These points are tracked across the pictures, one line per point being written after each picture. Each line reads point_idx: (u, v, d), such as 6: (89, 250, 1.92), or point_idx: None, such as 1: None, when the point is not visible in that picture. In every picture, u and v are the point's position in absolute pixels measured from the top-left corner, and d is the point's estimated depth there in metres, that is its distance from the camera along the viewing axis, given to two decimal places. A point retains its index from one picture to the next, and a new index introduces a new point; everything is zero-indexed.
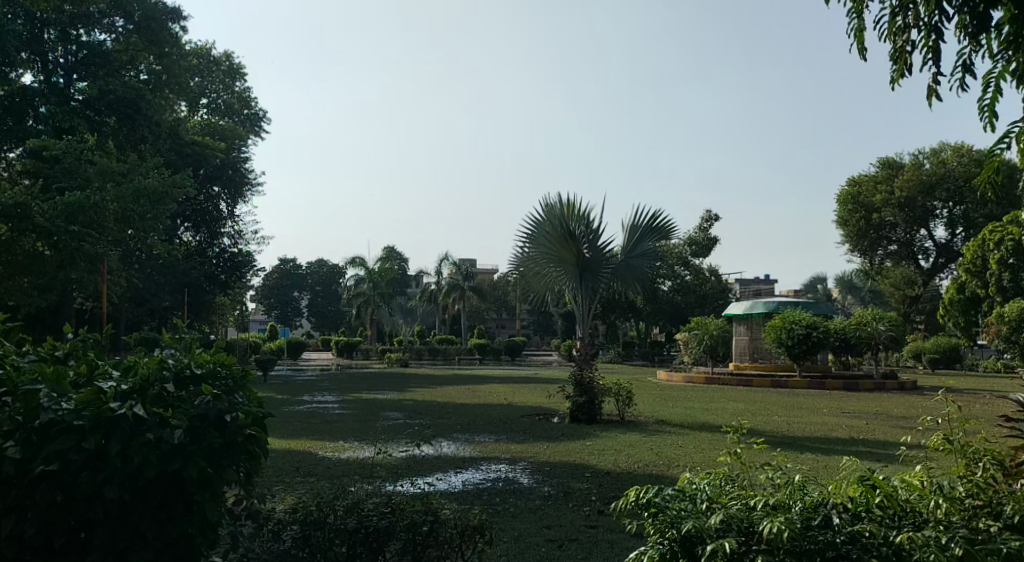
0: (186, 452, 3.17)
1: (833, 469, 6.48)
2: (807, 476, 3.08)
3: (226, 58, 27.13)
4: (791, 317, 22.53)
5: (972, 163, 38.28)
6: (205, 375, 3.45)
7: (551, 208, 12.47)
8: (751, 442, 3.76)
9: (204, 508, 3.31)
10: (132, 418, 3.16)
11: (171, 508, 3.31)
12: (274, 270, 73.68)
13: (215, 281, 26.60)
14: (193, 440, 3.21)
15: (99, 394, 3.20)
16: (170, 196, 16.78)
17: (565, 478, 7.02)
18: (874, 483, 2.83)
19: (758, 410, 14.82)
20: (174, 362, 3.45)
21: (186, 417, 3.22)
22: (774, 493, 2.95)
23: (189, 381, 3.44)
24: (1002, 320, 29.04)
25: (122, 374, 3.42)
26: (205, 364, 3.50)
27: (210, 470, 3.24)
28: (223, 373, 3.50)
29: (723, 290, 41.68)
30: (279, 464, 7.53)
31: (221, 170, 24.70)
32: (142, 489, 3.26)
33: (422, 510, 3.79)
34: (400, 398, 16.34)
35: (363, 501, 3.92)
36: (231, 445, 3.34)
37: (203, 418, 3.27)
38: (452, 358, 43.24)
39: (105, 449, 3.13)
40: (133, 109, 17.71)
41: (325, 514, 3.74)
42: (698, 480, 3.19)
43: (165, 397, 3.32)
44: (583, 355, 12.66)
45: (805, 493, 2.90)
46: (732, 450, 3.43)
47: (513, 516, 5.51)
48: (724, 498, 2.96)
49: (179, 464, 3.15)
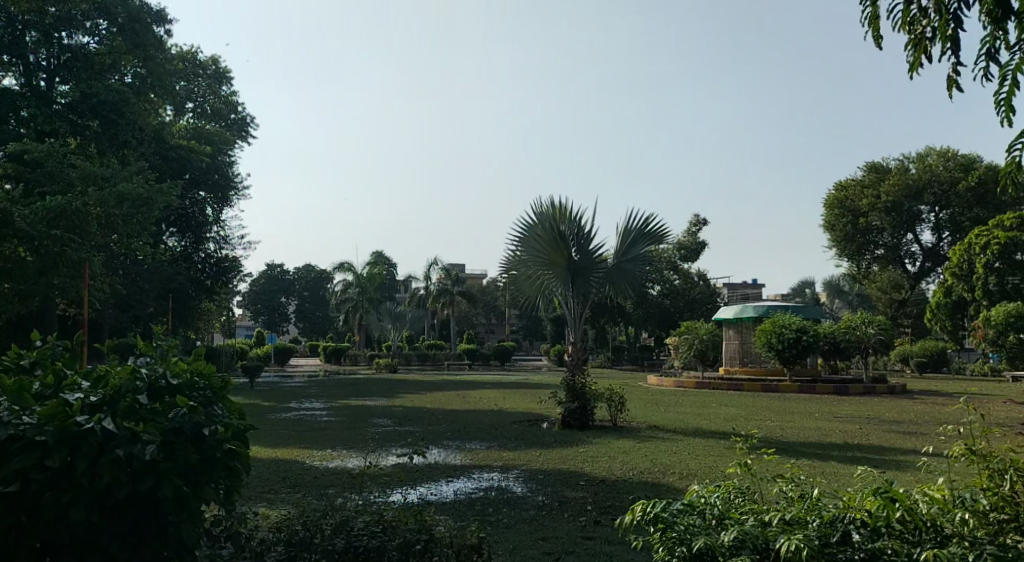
0: (159, 470, 3.01)
1: (831, 476, 6.36)
2: (821, 488, 2.96)
3: (212, 62, 26.90)
4: (781, 321, 22.48)
5: (957, 167, 38.52)
6: (182, 385, 3.28)
7: (542, 211, 12.31)
8: (761, 453, 3.63)
9: (180, 530, 3.12)
10: (101, 432, 2.99)
11: (142, 530, 3.13)
12: (261, 275, 73.11)
13: (201, 286, 26.28)
14: (167, 456, 3.03)
15: (65, 407, 3.02)
16: (155, 202, 16.46)
17: (559, 487, 6.85)
18: (895, 496, 2.71)
19: (751, 415, 14.68)
20: (148, 372, 3.27)
21: (160, 432, 3.03)
22: (788, 508, 2.84)
23: (163, 392, 3.26)
24: (988, 323, 29.14)
25: (92, 384, 3.23)
26: (182, 373, 3.32)
27: (185, 489, 3.07)
28: (199, 383, 3.33)
29: (712, 294, 41.63)
30: (266, 474, 7.34)
31: (207, 175, 24.40)
32: (111, 510, 3.08)
33: (416, 529, 3.67)
34: (389, 405, 16.13)
35: (352, 519, 3.79)
36: (209, 462, 3.17)
37: (178, 433, 3.09)
38: (440, 364, 43.00)
39: (71, 467, 2.97)
40: (117, 113, 17.44)
41: (311, 535, 3.63)
42: (706, 493, 3.06)
43: (137, 409, 3.12)
44: (574, 361, 12.50)
45: (821, 507, 2.77)
46: (740, 461, 3.29)
47: (507, 528, 5.35)
48: (735, 513, 2.84)
49: (152, 483, 2.98)
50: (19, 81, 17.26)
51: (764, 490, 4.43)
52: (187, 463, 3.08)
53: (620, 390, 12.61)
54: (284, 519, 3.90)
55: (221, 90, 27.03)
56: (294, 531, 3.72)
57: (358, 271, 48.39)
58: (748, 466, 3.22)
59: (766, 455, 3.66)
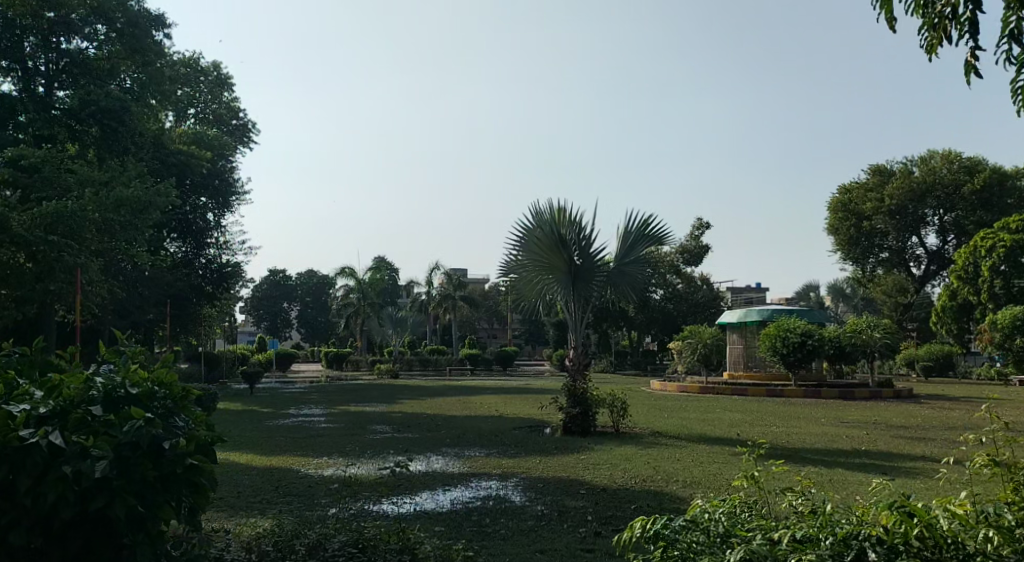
0: (112, 488, 2.91)
1: (840, 487, 6.18)
2: (835, 503, 2.77)
3: (214, 68, 26.76)
4: (785, 325, 22.27)
5: (962, 170, 38.25)
6: (140, 397, 3.13)
7: (540, 215, 12.15)
8: (769, 464, 3.45)
9: (138, 552, 3.00)
10: (47, 447, 2.90)
11: (97, 549, 3.07)
12: (262, 282, 73.07)
13: (201, 292, 26.15)
14: (122, 473, 2.93)
15: (8, 420, 2.94)
16: (155, 206, 16.23)
17: (558, 496, 6.67)
18: (909, 509, 2.55)
19: (755, 420, 14.48)
20: (104, 382, 3.13)
21: (112, 447, 2.91)
22: (799, 523, 2.66)
23: (121, 402, 3.12)
24: (995, 327, 28.89)
25: (45, 394, 3.10)
26: (141, 383, 3.18)
27: (141, 509, 2.96)
28: (159, 392, 3.19)
29: (715, 298, 41.42)
30: (258, 483, 7.14)
31: (208, 180, 24.26)
32: (61, 533, 3.04)
33: (398, 548, 3.94)
34: (389, 411, 15.96)
35: (325, 540, 4.08)
36: (169, 479, 3.05)
37: (134, 448, 2.96)
38: (443, 369, 42.80)
39: (13, 485, 2.92)
40: (115, 120, 17.13)
41: (283, 555, 3.96)
42: (710, 509, 2.86)
43: (90, 422, 2.99)
44: (576, 365, 12.31)
45: (833, 523, 2.58)
46: (746, 473, 3.12)
47: (504, 540, 5.16)
48: (744, 531, 2.65)
49: (105, 501, 2.89)
50: (17, 87, 17.19)
51: (772, 503, 4.26)
52: (144, 481, 2.97)
53: (622, 396, 12.43)
54: (256, 540, 4.15)
55: (223, 96, 26.87)
56: (267, 551, 4.01)
57: (359, 277, 48.22)
58: (754, 479, 3.05)
59: (772, 467, 3.52)
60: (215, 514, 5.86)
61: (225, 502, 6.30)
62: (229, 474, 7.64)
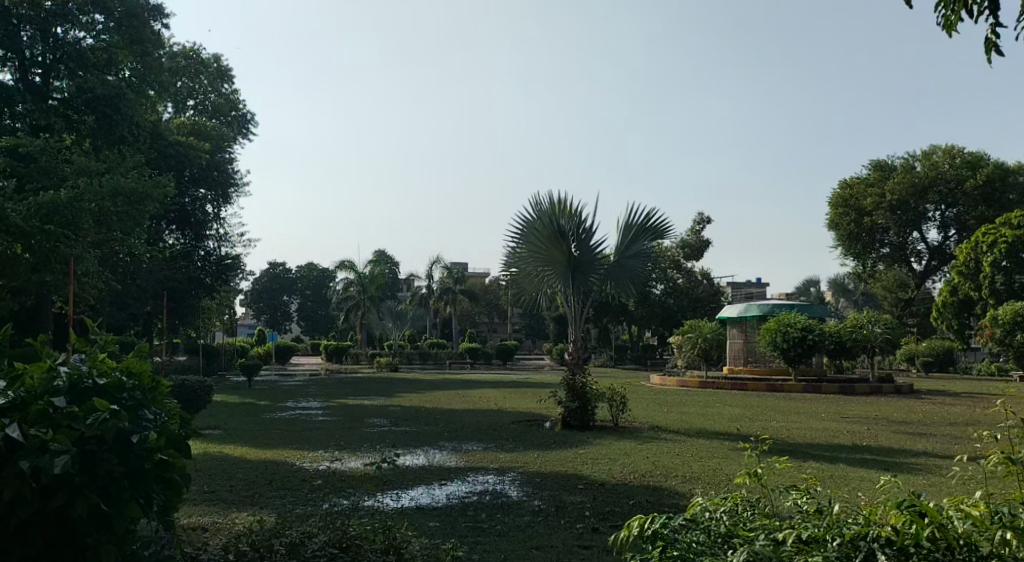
0: (74, 485, 2.84)
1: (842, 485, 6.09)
2: (842, 502, 2.66)
3: (214, 60, 26.58)
4: (786, 320, 22.19)
5: (964, 165, 38.07)
6: (108, 388, 3.07)
7: (540, 207, 12.02)
8: (772, 461, 3.33)
9: (100, 552, 2.91)
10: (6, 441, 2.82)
11: (58, 548, 2.98)
12: (262, 274, 72.92)
13: (201, 284, 26.08)
14: (84, 469, 2.87)
15: None
16: (152, 198, 15.99)
17: (556, 491, 6.55)
18: (915, 508, 2.45)
19: (755, 414, 14.38)
20: (70, 373, 3.07)
21: (73, 440, 2.85)
22: (804, 523, 2.55)
23: (86, 394, 3.05)
24: (996, 323, 28.79)
25: (7, 384, 3.05)
26: (108, 373, 3.13)
27: (105, 507, 2.88)
28: (128, 383, 3.12)
29: (715, 293, 41.39)
30: (250, 477, 7.01)
31: (206, 172, 24.05)
32: (18, 531, 2.94)
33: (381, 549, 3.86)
34: (388, 404, 15.84)
35: (307, 540, 3.96)
36: (136, 474, 2.98)
37: (100, 442, 2.90)
38: (442, 363, 42.73)
39: None
40: (113, 108, 16.91)
41: (262, 554, 3.84)
42: (711, 507, 2.75)
43: (51, 415, 2.93)
44: (575, 360, 12.19)
45: (841, 523, 2.47)
46: (748, 470, 3.01)
47: (500, 536, 5.06)
48: (744, 530, 2.55)
49: (65, 499, 2.81)
50: (14, 76, 17.23)
51: (775, 502, 4.14)
52: (109, 476, 2.91)
53: (621, 390, 12.30)
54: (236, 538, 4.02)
55: (223, 88, 26.68)
56: (244, 551, 3.88)
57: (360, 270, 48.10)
58: (757, 476, 2.95)
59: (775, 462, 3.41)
60: (206, 509, 5.74)
61: (217, 497, 6.18)
62: (221, 468, 7.50)
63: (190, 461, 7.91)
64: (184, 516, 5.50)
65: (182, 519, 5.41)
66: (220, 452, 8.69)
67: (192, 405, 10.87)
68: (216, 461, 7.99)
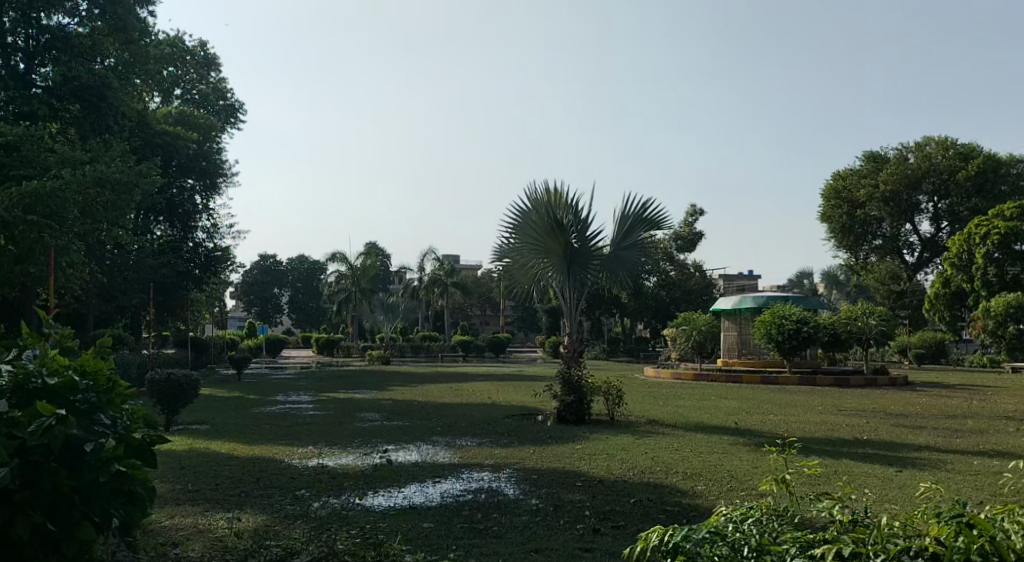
0: (15, 502, 2.92)
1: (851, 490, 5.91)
2: (889, 517, 2.44)
3: (200, 48, 26.31)
4: (780, 312, 21.97)
5: (957, 156, 38.02)
6: (60, 389, 3.10)
7: (536, 197, 11.77)
8: (802, 468, 3.15)
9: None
10: None
11: None
12: (253, 267, 72.58)
13: (190, 276, 25.77)
14: (26, 484, 2.94)
15: None
16: (138, 187, 15.61)
17: (553, 489, 6.34)
18: (956, 522, 2.27)
19: (752, 408, 14.19)
20: (16, 372, 3.12)
21: (18, 453, 2.93)
22: (849, 538, 2.33)
23: (33, 395, 3.11)
24: (989, 315, 28.85)
25: None
26: (59, 372, 3.17)
27: (50, 527, 2.95)
28: (81, 385, 3.16)
29: (709, 285, 41.20)
30: (235, 475, 6.77)
31: (194, 162, 23.57)
32: None
33: None
34: (379, 398, 15.64)
35: None
36: (91, 488, 3.05)
37: (46, 454, 2.96)
38: (435, 355, 42.56)
39: None
40: (99, 96, 16.67)
41: None
42: (734, 517, 2.56)
43: None
44: (570, 353, 11.97)
45: (882, 535, 2.28)
46: (774, 476, 2.83)
47: (499, 538, 4.85)
48: (779, 544, 2.35)
49: (5, 519, 2.89)
50: None
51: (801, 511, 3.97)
52: (56, 493, 2.98)
53: (617, 383, 12.08)
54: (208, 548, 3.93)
55: (209, 76, 26.45)
56: None
57: (352, 262, 47.86)
58: (784, 484, 2.76)
59: (806, 466, 3.24)
60: (190, 510, 5.50)
61: (201, 497, 5.93)
62: (206, 465, 7.23)
63: (176, 458, 7.66)
64: (166, 517, 5.27)
65: (163, 521, 5.19)
66: (206, 448, 8.42)
67: (178, 400, 10.61)
68: (201, 458, 7.72)
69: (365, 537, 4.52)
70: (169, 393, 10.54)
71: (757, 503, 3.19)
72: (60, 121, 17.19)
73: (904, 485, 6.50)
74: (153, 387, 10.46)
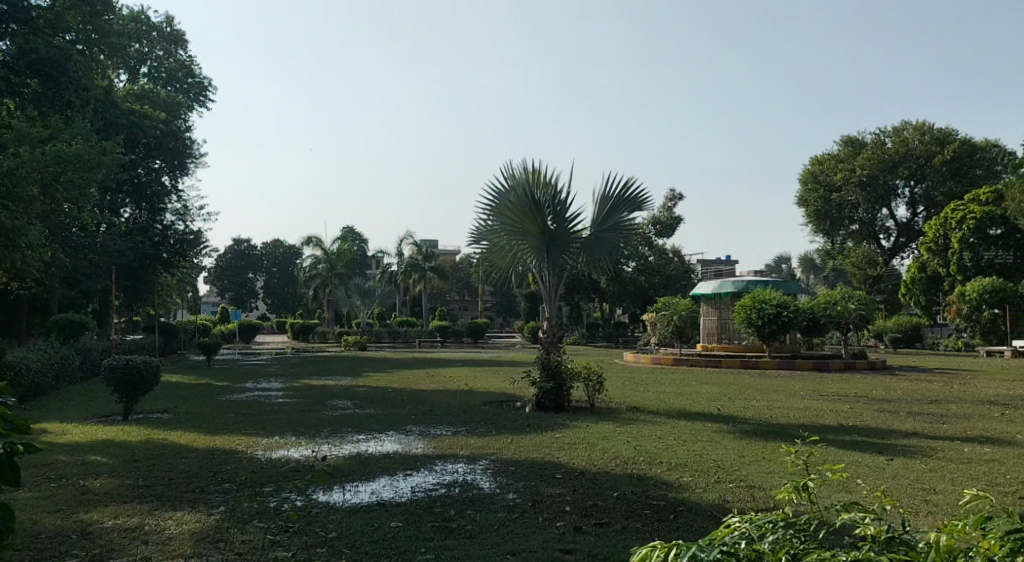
0: None
1: (845, 487, 5.63)
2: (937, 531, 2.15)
3: (166, 24, 25.42)
4: (760, 296, 21.74)
5: (933, 141, 37.92)
6: None
7: (513, 177, 11.37)
8: (825, 475, 2.81)
9: None
10: None
11: None
12: (227, 251, 71.67)
13: (159, 260, 25.07)
14: None
15: None
16: (100, 166, 14.86)
17: (531, 481, 5.97)
18: (1002, 546, 2.01)
19: (734, 393, 13.96)
20: None
21: None
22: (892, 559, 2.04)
23: None
24: (964, 299, 29.17)
25: None
26: None
27: None
28: None
29: (687, 270, 41.09)
30: (192, 468, 6.36)
31: (162, 141, 22.94)
32: None
33: None
34: (353, 385, 15.22)
35: None
36: None
37: None
38: (412, 341, 42.13)
39: None
40: (58, 70, 15.87)
41: None
42: (751, 531, 2.22)
43: None
44: (549, 339, 11.60)
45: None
46: (792, 483, 2.52)
47: (472, 539, 4.47)
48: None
49: None
50: None
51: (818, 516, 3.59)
52: None
53: (598, 369, 11.72)
54: None
55: (177, 54, 25.61)
56: None
57: (327, 247, 47.08)
58: (809, 491, 2.44)
59: (828, 471, 2.90)
60: (135, 509, 5.06)
61: (151, 493, 5.49)
62: (161, 458, 6.81)
63: (132, 450, 7.21)
64: (108, 518, 4.83)
65: (104, 522, 4.76)
66: (163, 439, 7.94)
67: (137, 387, 10.12)
68: (155, 449, 7.26)
69: (316, 549, 4.10)
70: (129, 380, 10.02)
71: (779, 509, 2.85)
72: (18, 98, 16.28)
73: (900, 476, 6.21)
74: (109, 375, 9.91)
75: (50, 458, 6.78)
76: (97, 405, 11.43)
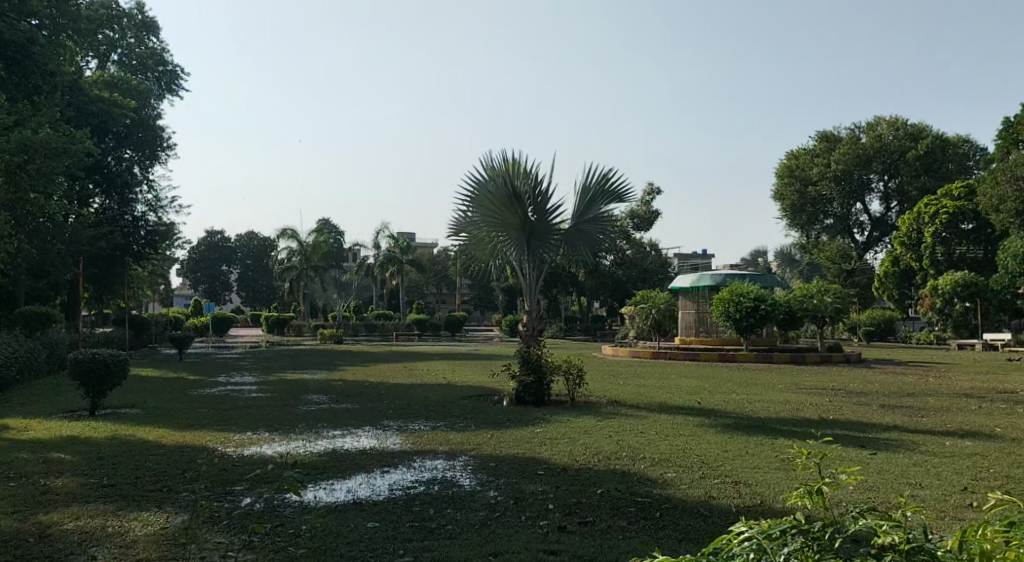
0: None
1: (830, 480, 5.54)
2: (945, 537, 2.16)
3: (138, 11, 24.87)
4: (738, 290, 21.74)
5: (906, 136, 38.26)
6: None
7: (492, 167, 11.17)
8: (839, 473, 2.67)
9: None
10: None
11: None
12: (201, 244, 70.84)
13: (129, 252, 24.56)
14: None
15: None
16: (69, 154, 14.43)
17: (513, 478, 5.81)
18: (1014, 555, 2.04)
19: (714, 387, 13.92)
20: None
21: None
22: None
23: None
24: (936, 292, 29.48)
25: None
26: None
27: None
28: None
29: (664, 264, 41.15)
30: (160, 465, 6.12)
31: (132, 130, 22.49)
32: None
33: None
34: (329, 379, 14.97)
35: None
36: None
37: None
38: (389, 334, 41.78)
39: None
40: (23, 55, 15.35)
41: None
42: (768, 541, 2.20)
43: None
44: (530, 332, 11.45)
45: None
46: (802, 487, 2.48)
47: (452, 539, 4.30)
48: None
49: None
50: None
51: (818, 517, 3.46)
52: None
53: (578, 362, 11.57)
54: None
55: (148, 41, 25.09)
56: None
57: (302, 239, 46.44)
58: (823, 495, 2.38)
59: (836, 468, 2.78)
60: (98, 509, 4.83)
61: (117, 492, 5.26)
62: (128, 454, 6.57)
63: (97, 447, 6.94)
64: (70, 520, 4.60)
65: (65, 523, 4.52)
66: (131, 435, 7.69)
67: (106, 380, 9.81)
68: (122, 446, 7.02)
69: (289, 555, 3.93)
70: (95, 375, 9.70)
71: (784, 511, 2.73)
72: None
73: (886, 470, 6.12)
74: (76, 369, 9.59)
75: (12, 456, 6.52)
76: (64, 400, 11.10)
